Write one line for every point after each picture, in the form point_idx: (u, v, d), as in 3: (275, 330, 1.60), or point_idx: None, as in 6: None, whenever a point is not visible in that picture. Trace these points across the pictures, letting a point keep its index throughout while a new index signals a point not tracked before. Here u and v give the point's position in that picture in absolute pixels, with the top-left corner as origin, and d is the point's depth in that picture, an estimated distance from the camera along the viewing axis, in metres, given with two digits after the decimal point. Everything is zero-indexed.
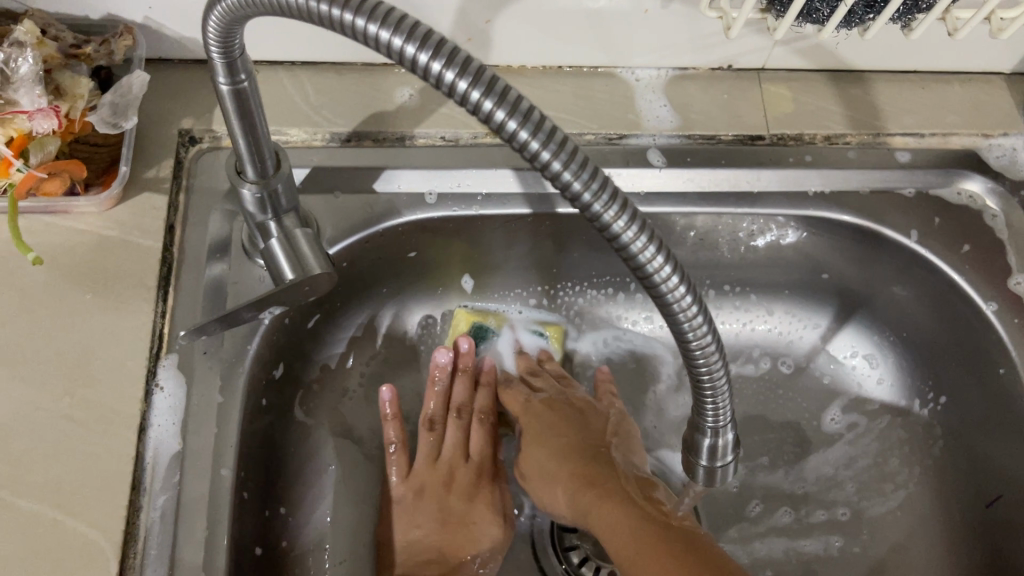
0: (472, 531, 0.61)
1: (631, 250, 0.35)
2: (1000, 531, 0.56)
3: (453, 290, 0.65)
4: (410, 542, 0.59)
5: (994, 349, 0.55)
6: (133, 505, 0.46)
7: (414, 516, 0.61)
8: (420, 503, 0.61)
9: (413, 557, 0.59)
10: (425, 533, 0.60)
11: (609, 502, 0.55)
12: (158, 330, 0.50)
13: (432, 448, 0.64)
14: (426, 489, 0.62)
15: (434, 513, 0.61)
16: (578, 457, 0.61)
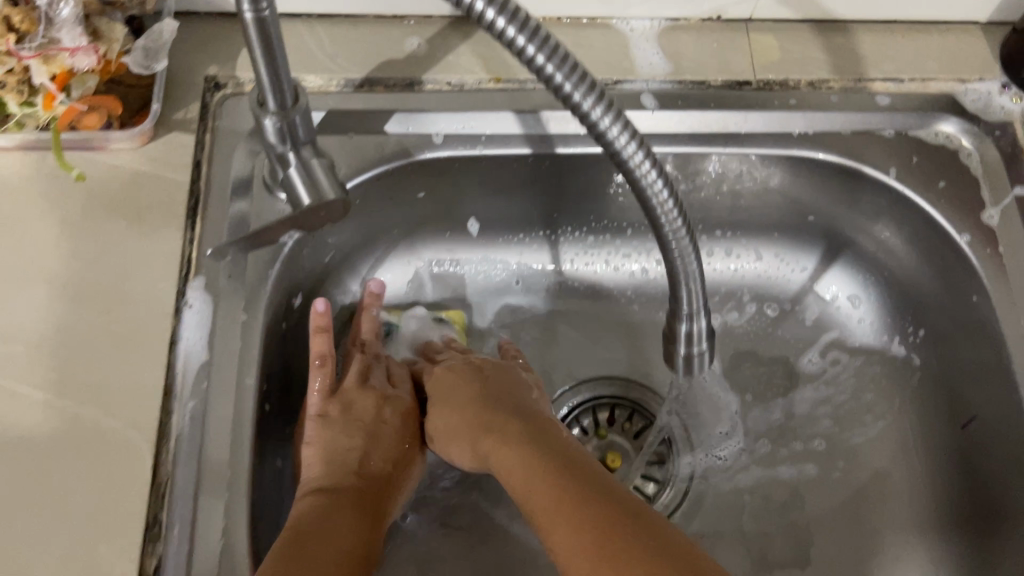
0: (390, 456, 0.57)
1: (608, 134, 0.41)
2: (974, 449, 0.59)
3: (460, 232, 0.68)
4: (334, 455, 0.55)
5: (968, 278, 0.59)
6: (165, 410, 0.50)
7: (336, 429, 0.56)
8: (342, 420, 0.57)
9: (334, 469, 0.54)
10: (352, 448, 0.56)
11: (512, 428, 0.53)
12: (187, 254, 0.54)
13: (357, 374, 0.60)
14: (352, 408, 0.58)
15: (359, 429, 0.57)
16: (485, 401, 0.57)
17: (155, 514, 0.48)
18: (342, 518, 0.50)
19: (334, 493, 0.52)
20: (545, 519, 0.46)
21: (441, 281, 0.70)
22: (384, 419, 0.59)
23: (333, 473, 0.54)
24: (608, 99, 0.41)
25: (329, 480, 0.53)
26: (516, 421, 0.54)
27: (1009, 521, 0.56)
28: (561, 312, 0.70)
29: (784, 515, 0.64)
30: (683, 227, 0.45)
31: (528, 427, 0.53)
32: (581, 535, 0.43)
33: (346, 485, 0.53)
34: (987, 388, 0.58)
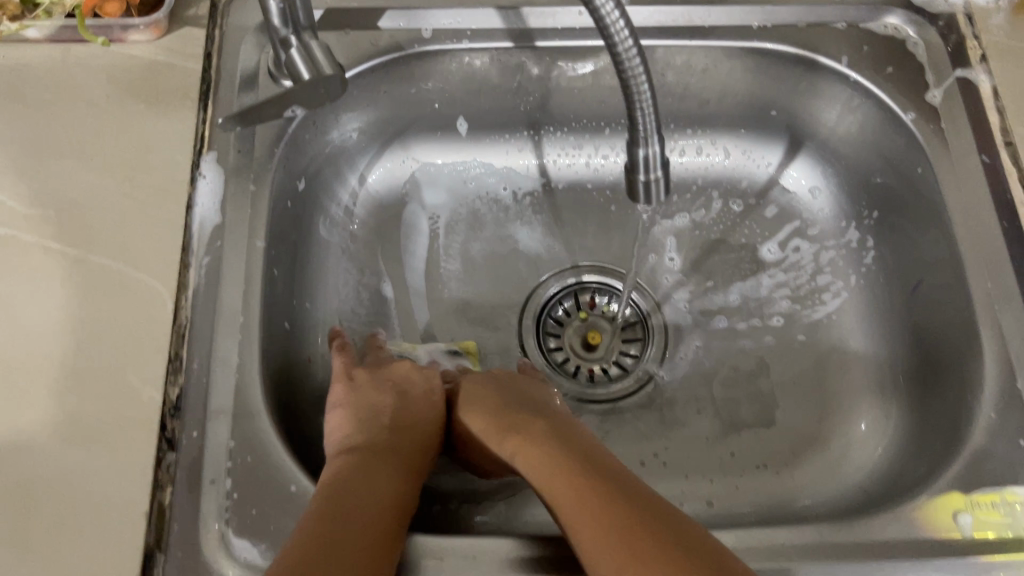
0: (422, 432, 0.59)
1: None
2: (922, 310, 0.64)
3: (450, 131, 0.74)
4: (364, 425, 0.57)
5: (914, 153, 0.64)
6: (184, 263, 0.56)
7: (366, 405, 0.59)
8: (374, 397, 0.60)
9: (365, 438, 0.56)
10: (382, 419, 0.58)
11: (534, 430, 0.55)
12: (199, 132, 0.60)
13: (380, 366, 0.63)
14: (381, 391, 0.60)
15: (389, 407, 0.59)
16: (506, 406, 0.59)
17: (177, 351, 0.54)
18: (374, 485, 0.51)
19: (363, 459, 0.54)
20: (573, 514, 0.48)
21: (433, 178, 0.75)
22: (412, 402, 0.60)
23: (363, 443, 0.56)
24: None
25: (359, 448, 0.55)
26: (543, 421, 0.57)
27: (948, 369, 0.61)
28: (546, 207, 0.76)
29: (751, 381, 0.69)
30: (643, 74, 0.43)
31: (551, 429, 0.55)
32: (611, 535, 0.45)
33: (375, 453, 0.55)
34: (933, 253, 0.64)
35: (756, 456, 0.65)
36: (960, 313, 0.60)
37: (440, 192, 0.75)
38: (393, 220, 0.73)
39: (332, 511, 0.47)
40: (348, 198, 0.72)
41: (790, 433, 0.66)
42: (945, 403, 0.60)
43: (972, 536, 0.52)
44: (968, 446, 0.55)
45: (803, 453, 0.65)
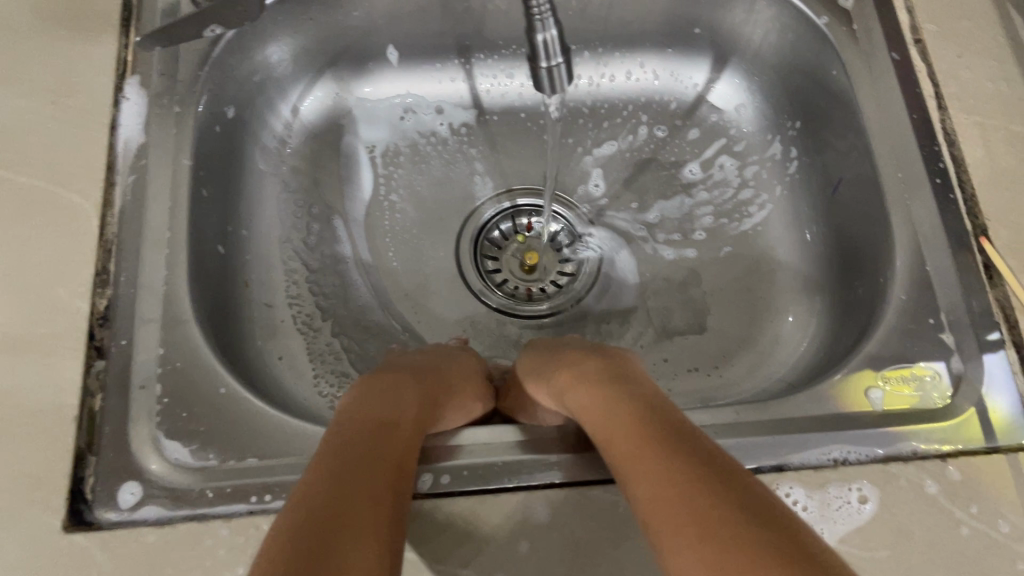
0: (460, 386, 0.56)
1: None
2: (842, 210, 0.66)
3: (380, 61, 0.74)
4: (401, 365, 0.56)
5: (828, 56, 0.66)
6: (109, 181, 0.56)
7: (416, 358, 0.58)
8: (426, 355, 0.59)
9: (393, 369, 0.55)
10: (426, 363, 0.57)
11: (590, 373, 0.52)
12: (122, 57, 0.61)
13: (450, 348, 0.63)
14: (437, 354, 0.59)
15: (436, 360, 0.58)
16: (562, 361, 0.56)
17: (104, 266, 0.54)
18: (393, 400, 0.49)
19: (385, 384, 0.52)
20: (614, 443, 0.45)
21: (367, 109, 0.75)
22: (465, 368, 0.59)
23: (390, 372, 0.54)
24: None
25: (390, 375, 0.53)
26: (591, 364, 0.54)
27: (866, 259, 0.62)
28: (480, 133, 0.76)
29: (683, 291, 0.71)
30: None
31: (608, 374, 0.52)
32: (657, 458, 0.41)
33: (403, 382, 0.53)
34: (849, 154, 0.65)
35: (689, 361, 0.67)
36: (874, 204, 0.62)
37: (380, 126, 0.75)
38: (329, 151, 0.74)
39: (346, 427, 0.45)
40: (280, 129, 0.72)
41: (720, 335, 0.68)
42: (863, 294, 0.61)
43: (884, 409, 0.53)
44: (881, 326, 0.57)
45: (733, 355, 0.67)
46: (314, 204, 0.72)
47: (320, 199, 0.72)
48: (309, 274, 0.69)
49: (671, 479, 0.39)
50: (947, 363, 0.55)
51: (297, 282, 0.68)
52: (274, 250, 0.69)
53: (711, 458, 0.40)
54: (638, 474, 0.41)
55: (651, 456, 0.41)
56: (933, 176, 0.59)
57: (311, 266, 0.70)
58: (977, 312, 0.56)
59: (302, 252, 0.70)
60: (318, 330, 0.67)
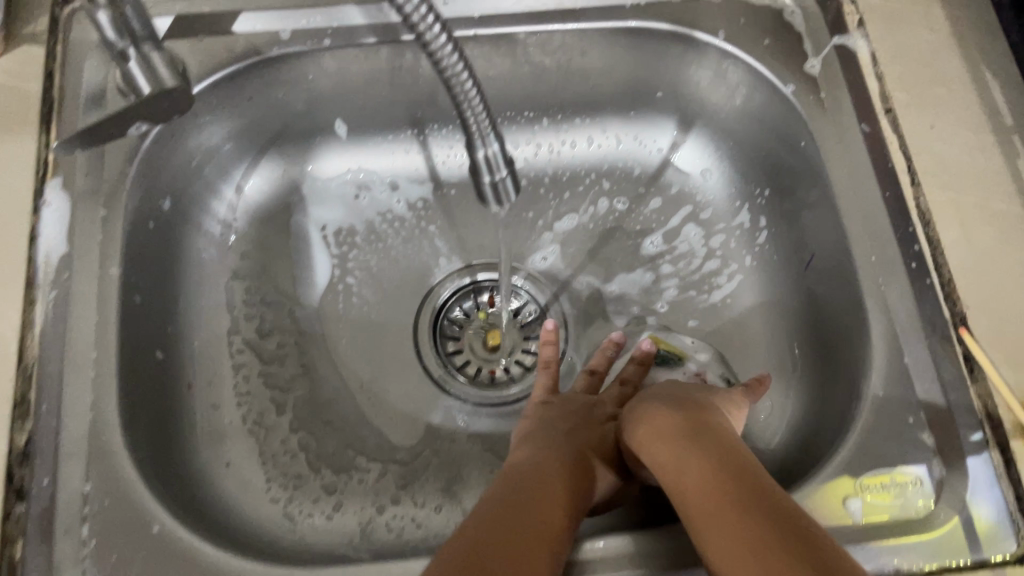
0: (603, 436, 0.58)
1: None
2: (816, 287, 0.63)
3: (328, 136, 0.71)
4: (543, 425, 0.58)
5: (797, 125, 0.62)
6: (30, 299, 0.53)
7: (555, 411, 0.60)
8: (566, 403, 0.61)
9: (535, 435, 0.57)
10: (560, 419, 0.59)
11: (661, 420, 0.53)
12: (42, 158, 0.56)
13: (585, 387, 0.64)
14: (573, 399, 0.61)
15: (571, 412, 0.60)
16: (653, 398, 0.56)
17: (24, 394, 0.50)
18: (540, 472, 0.52)
19: (531, 457, 0.54)
20: (688, 501, 0.46)
21: (316, 186, 0.71)
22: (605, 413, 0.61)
23: (537, 439, 0.56)
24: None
25: (538, 443, 0.56)
26: (685, 404, 0.54)
27: (842, 343, 0.59)
28: (436, 205, 0.73)
29: None
30: (472, 86, 0.42)
31: (684, 415, 0.53)
32: (744, 527, 0.42)
33: (549, 449, 0.55)
34: (823, 228, 0.62)
35: None
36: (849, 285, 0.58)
37: (333, 204, 0.71)
38: (277, 231, 0.69)
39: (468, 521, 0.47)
40: (224, 211, 0.68)
41: None
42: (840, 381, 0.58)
43: (863, 522, 0.49)
44: (858, 425, 0.53)
45: None
46: (266, 292, 0.68)
47: (269, 286, 0.68)
48: (260, 365, 0.65)
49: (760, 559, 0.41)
50: (928, 467, 0.51)
51: (246, 376, 0.64)
52: (215, 346, 0.64)
53: (794, 533, 0.41)
54: (722, 543, 0.42)
55: (729, 522, 0.43)
56: (908, 260, 0.56)
57: (261, 356, 0.66)
58: (959, 409, 0.53)
59: (251, 341, 0.66)
60: (268, 428, 0.63)
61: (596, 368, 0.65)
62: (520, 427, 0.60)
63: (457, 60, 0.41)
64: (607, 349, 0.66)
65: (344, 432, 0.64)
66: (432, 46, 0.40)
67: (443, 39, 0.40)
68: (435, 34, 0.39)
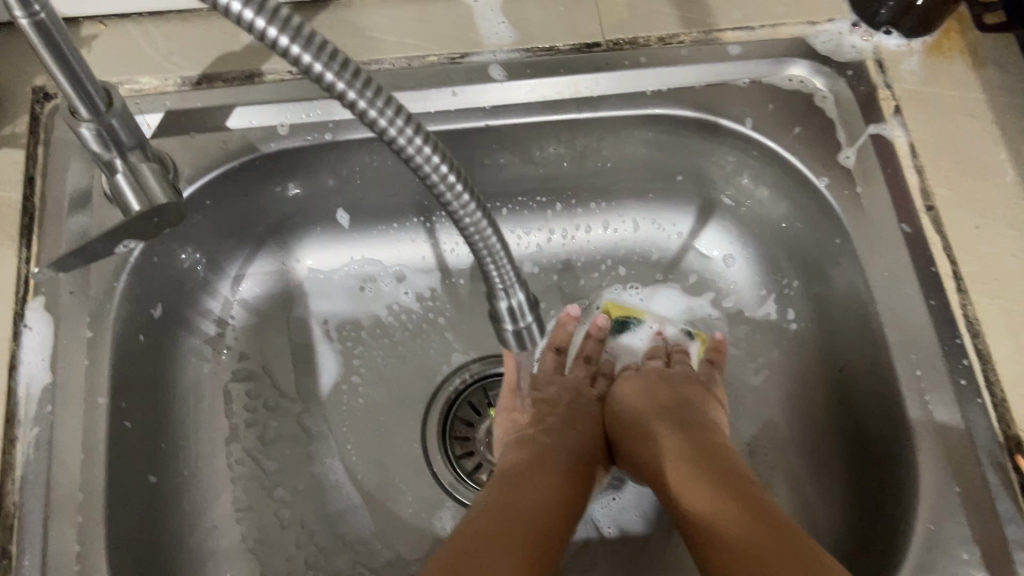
0: (587, 418, 0.68)
1: (356, 105, 0.35)
2: (849, 390, 0.59)
3: (330, 224, 0.67)
4: (535, 421, 0.65)
5: (831, 221, 0.59)
6: (10, 436, 0.49)
7: (541, 409, 0.66)
8: (546, 404, 0.67)
9: (533, 432, 0.63)
10: (553, 416, 0.66)
11: (668, 442, 0.59)
12: (22, 275, 0.52)
13: (554, 367, 0.70)
14: (552, 393, 0.68)
15: (560, 413, 0.67)
16: (644, 390, 0.66)
17: (5, 547, 0.46)
18: (547, 476, 0.59)
19: (534, 447, 0.62)
20: (703, 517, 0.52)
21: (318, 277, 0.67)
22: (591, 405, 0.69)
23: (533, 433, 0.63)
24: (357, 68, 0.34)
25: (539, 436, 0.63)
26: (677, 413, 0.62)
27: (881, 459, 0.55)
28: (445, 294, 0.69)
29: None
30: (491, 230, 0.40)
31: (672, 423, 0.61)
32: (745, 532, 0.49)
33: (550, 443, 0.63)
34: (858, 330, 0.58)
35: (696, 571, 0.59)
36: (890, 397, 0.54)
37: (336, 295, 0.67)
38: (276, 326, 0.66)
39: (476, 532, 0.52)
40: (219, 309, 0.64)
41: None
42: (883, 502, 0.54)
43: None
44: (909, 559, 0.48)
45: None
46: (265, 396, 0.63)
47: (269, 388, 0.64)
48: (262, 476, 0.61)
49: (747, 545, 0.48)
50: None
51: (247, 489, 0.60)
52: (210, 459, 0.60)
53: (787, 536, 0.48)
54: (734, 557, 0.48)
55: (721, 522, 0.50)
56: (956, 375, 0.53)
57: (264, 467, 0.61)
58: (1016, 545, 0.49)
59: (251, 449, 0.61)
60: (271, 546, 0.59)
61: (560, 345, 0.69)
62: (508, 425, 0.65)
63: (465, 196, 0.38)
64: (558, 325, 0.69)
65: (354, 549, 0.59)
66: (433, 181, 0.37)
67: (447, 173, 0.37)
68: (434, 164, 0.37)
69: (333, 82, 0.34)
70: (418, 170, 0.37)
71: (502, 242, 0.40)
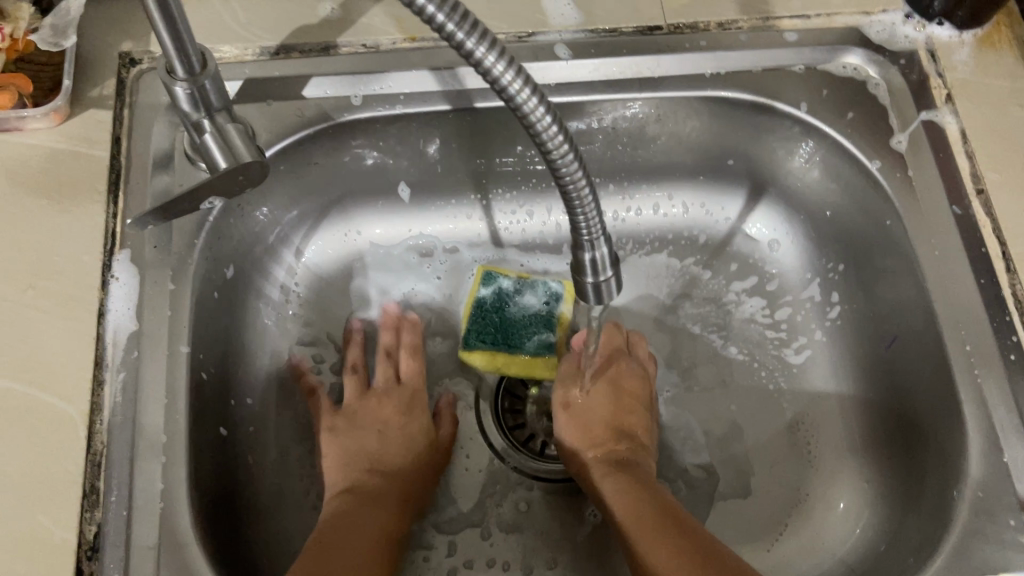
0: (403, 434, 0.63)
1: (483, 65, 0.36)
2: (895, 367, 0.61)
3: (391, 199, 0.69)
4: (348, 456, 0.60)
5: (882, 204, 0.61)
6: (98, 379, 0.51)
7: (351, 439, 0.61)
8: (355, 426, 0.62)
9: (350, 471, 0.59)
10: (364, 446, 0.61)
11: (616, 479, 0.58)
12: (110, 229, 0.55)
13: (356, 386, 0.64)
14: (361, 411, 0.63)
15: (370, 428, 0.63)
16: (587, 414, 0.63)
17: (93, 483, 0.48)
18: (363, 515, 0.56)
19: (355, 486, 0.58)
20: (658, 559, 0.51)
21: (379, 249, 0.69)
22: (404, 402, 0.64)
23: (348, 471, 0.59)
24: (469, 15, 0.35)
25: (361, 475, 0.59)
26: (613, 445, 0.61)
27: (928, 432, 0.57)
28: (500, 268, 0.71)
29: (724, 448, 0.65)
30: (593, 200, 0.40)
31: (614, 456, 0.60)
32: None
33: (369, 482, 0.59)
34: (907, 309, 0.60)
35: (738, 534, 0.61)
36: (937, 373, 0.56)
37: (395, 269, 0.70)
38: (335, 292, 0.68)
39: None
40: (285, 274, 0.66)
41: (766, 503, 0.63)
42: (927, 473, 0.56)
43: None
44: (955, 526, 0.51)
45: (777, 531, 0.61)
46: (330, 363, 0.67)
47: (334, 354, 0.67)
48: None
49: None
50: None
51: (311, 447, 0.62)
52: (274, 417, 0.62)
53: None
54: None
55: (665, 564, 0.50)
56: (1005, 352, 0.55)
57: None
58: None
59: None
60: None
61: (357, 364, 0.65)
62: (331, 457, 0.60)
63: (575, 165, 0.39)
64: (355, 343, 0.66)
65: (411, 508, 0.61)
66: (548, 147, 0.38)
67: (561, 141, 0.38)
68: (549, 129, 0.37)
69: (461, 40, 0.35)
70: (533, 133, 0.38)
71: (604, 213, 0.40)
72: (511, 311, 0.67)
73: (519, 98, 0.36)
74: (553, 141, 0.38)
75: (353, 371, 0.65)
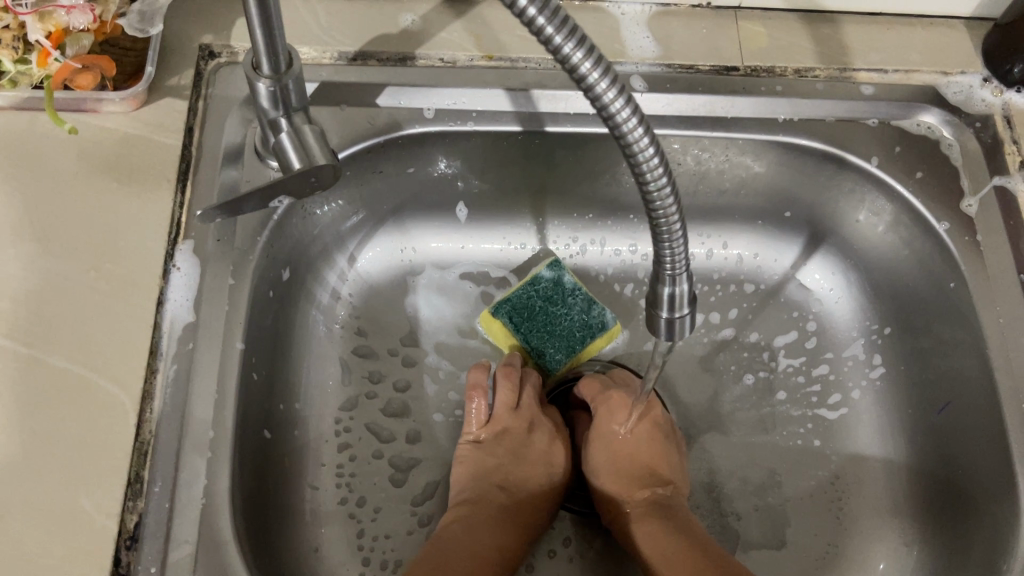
0: (539, 461, 0.63)
1: (594, 90, 0.34)
2: (949, 432, 0.60)
3: (448, 216, 0.68)
4: (482, 471, 0.61)
5: (948, 265, 0.60)
6: (151, 368, 0.50)
7: (487, 457, 0.62)
8: (499, 445, 0.63)
9: (480, 484, 0.60)
10: (501, 464, 0.62)
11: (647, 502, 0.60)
12: (176, 218, 0.55)
13: (508, 401, 0.63)
14: (506, 433, 0.63)
15: (511, 450, 0.63)
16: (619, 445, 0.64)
17: (138, 472, 0.48)
18: (489, 532, 0.58)
19: (481, 501, 0.60)
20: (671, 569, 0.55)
21: (431, 264, 0.69)
22: (547, 433, 0.64)
23: (479, 485, 0.60)
24: (589, 39, 0.33)
25: (488, 490, 0.61)
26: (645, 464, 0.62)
27: (979, 503, 0.56)
28: None
29: (762, 496, 0.64)
30: (681, 232, 0.39)
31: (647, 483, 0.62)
32: None
33: (491, 499, 0.60)
34: (965, 374, 0.59)
35: None
36: (992, 442, 0.56)
37: (445, 284, 0.69)
38: (385, 302, 0.68)
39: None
40: (336, 278, 0.66)
41: (801, 555, 0.61)
42: (974, 544, 0.55)
43: None
44: None
45: None
46: (392, 378, 0.65)
47: (393, 369, 0.66)
48: (372, 446, 0.63)
49: None
50: None
51: (353, 456, 0.62)
52: (314, 424, 0.62)
53: None
54: None
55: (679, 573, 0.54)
56: None
57: (380, 437, 0.63)
58: None
59: (367, 420, 0.63)
60: (377, 510, 0.61)
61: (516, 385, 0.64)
62: (460, 476, 0.61)
63: (671, 199, 0.37)
64: (527, 384, 0.65)
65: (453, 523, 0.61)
66: (646, 179, 0.36)
67: (661, 174, 0.36)
68: (651, 163, 0.36)
69: (573, 60, 0.33)
70: (634, 164, 0.36)
71: (692, 250, 0.39)
72: (557, 308, 0.66)
73: (625, 128, 0.35)
74: (651, 172, 0.36)
75: (520, 398, 0.64)
